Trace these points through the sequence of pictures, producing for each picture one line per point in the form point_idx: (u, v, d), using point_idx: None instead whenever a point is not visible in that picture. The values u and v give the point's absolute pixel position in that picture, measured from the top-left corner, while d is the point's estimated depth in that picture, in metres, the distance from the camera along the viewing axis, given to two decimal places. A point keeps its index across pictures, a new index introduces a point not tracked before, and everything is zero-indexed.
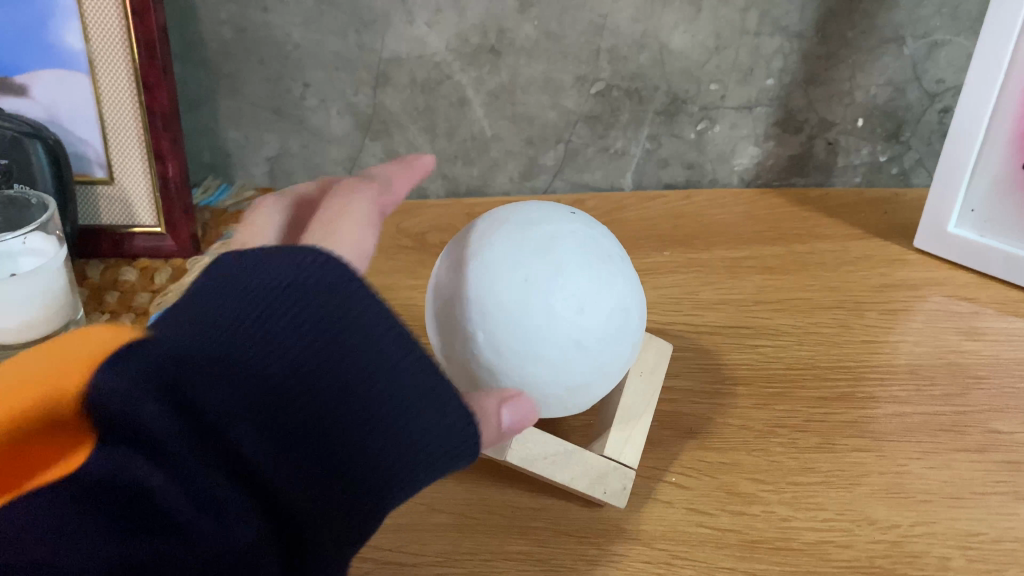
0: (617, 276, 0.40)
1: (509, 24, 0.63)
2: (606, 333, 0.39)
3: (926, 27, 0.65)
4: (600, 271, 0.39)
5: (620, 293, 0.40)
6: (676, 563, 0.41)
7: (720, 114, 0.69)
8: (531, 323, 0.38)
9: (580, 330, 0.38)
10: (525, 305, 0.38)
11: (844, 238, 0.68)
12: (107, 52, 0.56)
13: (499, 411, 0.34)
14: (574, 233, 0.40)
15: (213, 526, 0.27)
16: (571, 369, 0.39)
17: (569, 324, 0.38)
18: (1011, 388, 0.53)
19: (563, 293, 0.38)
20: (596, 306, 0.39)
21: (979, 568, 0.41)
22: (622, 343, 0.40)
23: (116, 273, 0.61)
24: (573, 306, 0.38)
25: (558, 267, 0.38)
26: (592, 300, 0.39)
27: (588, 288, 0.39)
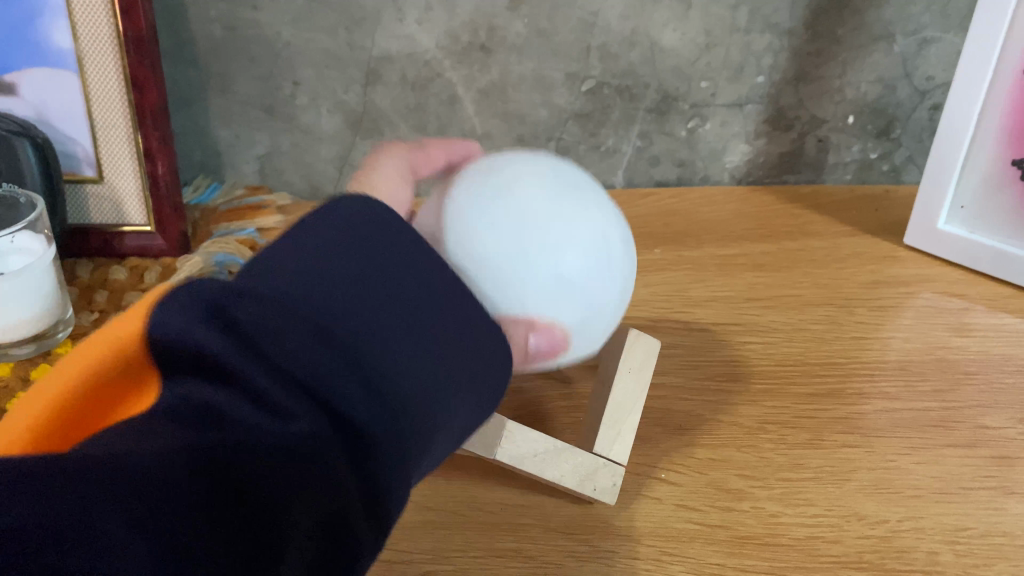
0: (588, 203, 0.38)
1: (500, 22, 0.63)
2: (593, 260, 0.37)
3: (916, 24, 0.65)
4: (570, 200, 0.37)
5: (601, 225, 0.38)
6: (665, 560, 0.41)
7: (711, 112, 0.69)
8: (515, 265, 0.35)
9: (568, 262, 0.36)
10: (502, 247, 0.35)
11: (835, 235, 0.68)
12: (96, 50, 0.55)
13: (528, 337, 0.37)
14: (535, 170, 0.38)
15: (298, 409, 0.27)
16: (558, 304, 0.36)
17: (553, 257, 0.35)
18: (1000, 384, 0.53)
19: (538, 227, 0.36)
20: (579, 236, 0.36)
21: (967, 563, 0.41)
22: (611, 275, 0.38)
23: (105, 272, 0.61)
24: (553, 238, 0.36)
25: (527, 203, 0.36)
26: (570, 229, 0.36)
27: (563, 219, 0.36)
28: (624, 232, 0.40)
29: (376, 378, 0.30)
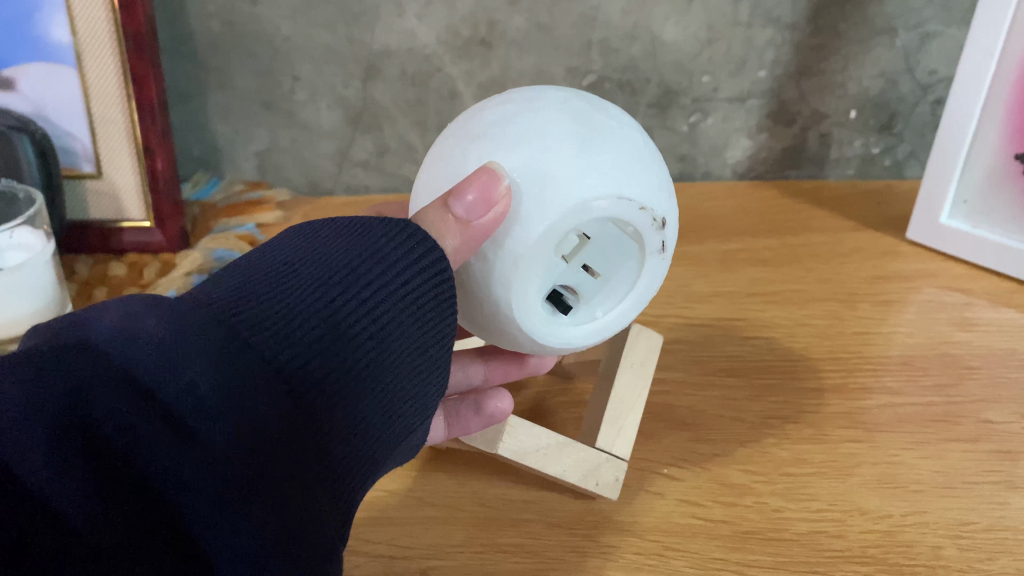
0: (572, 101, 0.36)
1: (500, 16, 0.63)
2: (612, 139, 0.35)
3: (918, 18, 0.65)
4: (561, 107, 0.35)
5: (549, 97, 0.36)
6: (668, 555, 0.41)
7: (713, 106, 0.69)
8: (556, 176, 0.33)
9: (515, 128, 0.35)
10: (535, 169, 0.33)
11: (837, 230, 0.68)
12: (94, 45, 0.55)
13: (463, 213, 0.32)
14: (510, 102, 0.37)
15: (240, 403, 0.26)
16: (530, 163, 0.33)
17: (582, 152, 0.34)
18: (1003, 379, 0.53)
19: (556, 139, 0.34)
20: (521, 107, 0.35)
21: (970, 557, 0.41)
22: (586, 123, 0.35)
23: (103, 268, 0.60)
24: (572, 140, 0.34)
25: (533, 129, 0.34)
26: (578, 126, 0.35)
27: (565, 123, 0.34)
28: (610, 106, 0.37)
29: (322, 358, 0.30)
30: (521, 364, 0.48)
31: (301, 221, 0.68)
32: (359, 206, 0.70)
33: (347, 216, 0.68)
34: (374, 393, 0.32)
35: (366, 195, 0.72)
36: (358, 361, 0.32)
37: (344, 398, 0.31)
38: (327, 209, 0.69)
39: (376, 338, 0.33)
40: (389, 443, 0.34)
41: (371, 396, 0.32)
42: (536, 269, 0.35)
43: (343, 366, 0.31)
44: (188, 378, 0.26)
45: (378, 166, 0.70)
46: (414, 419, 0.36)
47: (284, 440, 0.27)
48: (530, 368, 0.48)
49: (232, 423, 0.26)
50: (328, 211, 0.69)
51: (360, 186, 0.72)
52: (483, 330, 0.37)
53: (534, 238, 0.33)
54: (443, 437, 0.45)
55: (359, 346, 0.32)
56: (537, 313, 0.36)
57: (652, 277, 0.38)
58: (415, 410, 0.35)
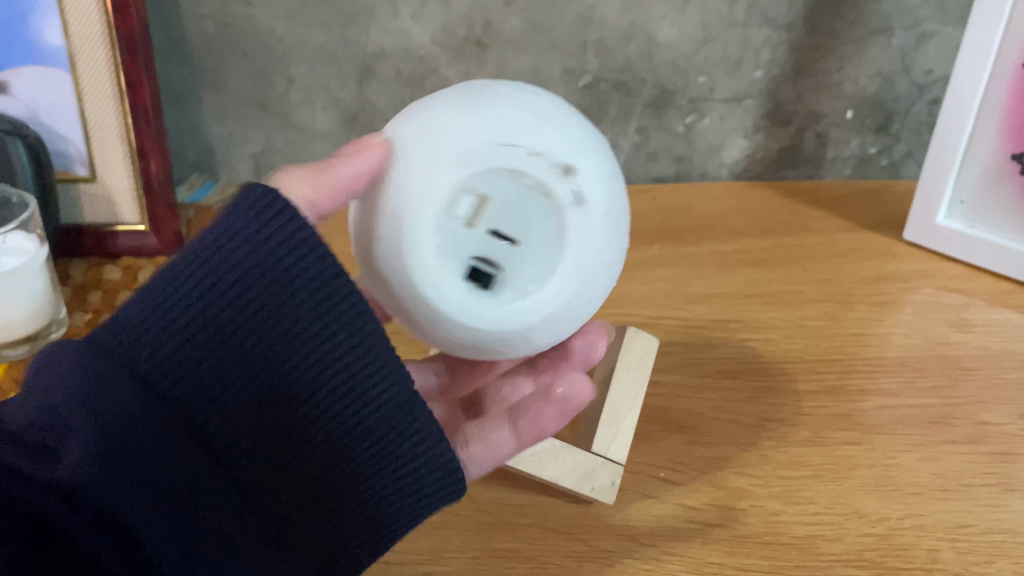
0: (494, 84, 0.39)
1: (495, 17, 0.62)
2: (515, 104, 0.37)
3: (914, 17, 0.65)
4: (479, 88, 0.38)
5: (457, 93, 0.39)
6: (665, 559, 0.41)
7: (709, 107, 0.69)
8: (445, 136, 0.35)
9: (414, 118, 0.38)
10: (430, 132, 0.36)
11: (834, 231, 0.68)
12: (86, 47, 0.55)
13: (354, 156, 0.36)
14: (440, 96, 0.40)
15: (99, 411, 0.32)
16: (413, 141, 0.36)
17: (472, 113, 0.36)
18: (1000, 380, 0.52)
19: (455, 108, 0.36)
20: (420, 103, 0.39)
21: (968, 560, 0.41)
22: (473, 97, 0.37)
23: (98, 272, 0.60)
24: (468, 106, 0.36)
25: (440, 105, 0.37)
26: (480, 98, 0.37)
27: (471, 96, 0.37)
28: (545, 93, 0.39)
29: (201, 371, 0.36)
30: (571, 359, 0.45)
31: None
32: None
33: None
34: (276, 397, 0.37)
35: None
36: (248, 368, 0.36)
37: (229, 404, 0.36)
38: None
39: (278, 345, 0.37)
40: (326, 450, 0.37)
41: (270, 401, 0.37)
42: (435, 229, 0.36)
43: (230, 374, 0.36)
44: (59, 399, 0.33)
45: None
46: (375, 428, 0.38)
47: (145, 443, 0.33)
48: (579, 362, 0.45)
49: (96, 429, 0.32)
50: None
51: None
52: (418, 335, 0.39)
53: (421, 200, 0.35)
54: (515, 447, 0.41)
55: (257, 354, 0.36)
56: (455, 286, 0.36)
57: (607, 236, 0.37)
58: (366, 417, 0.38)
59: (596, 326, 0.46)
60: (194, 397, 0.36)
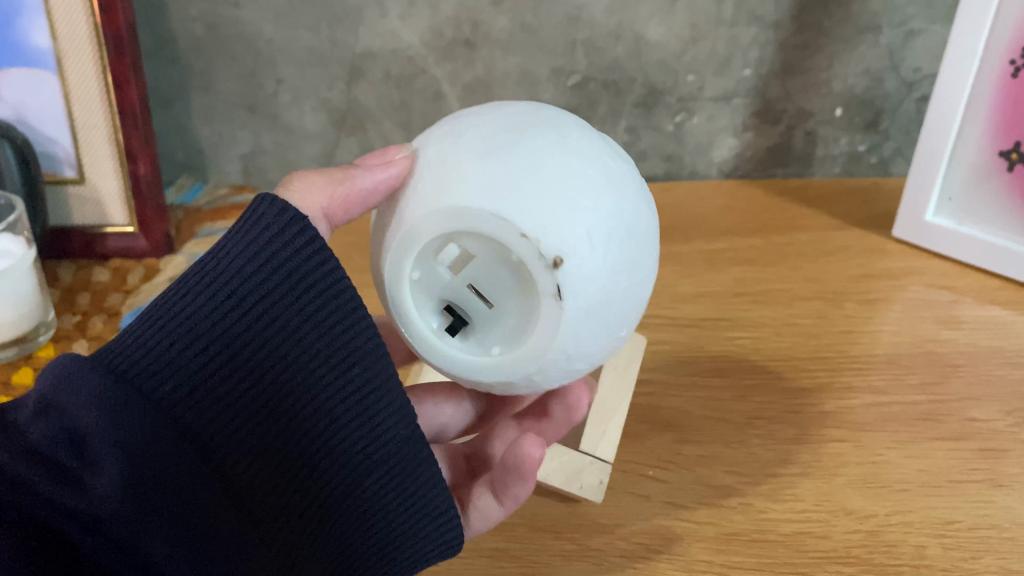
0: (567, 134, 0.34)
1: (484, 17, 0.63)
2: (546, 164, 0.33)
3: (902, 15, 0.65)
4: (538, 130, 0.34)
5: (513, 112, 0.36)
6: (652, 558, 0.41)
7: (698, 106, 0.69)
8: (452, 172, 0.33)
9: (445, 134, 0.35)
10: (445, 162, 0.34)
11: (824, 229, 0.68)
12: (73, 48, 0.55)
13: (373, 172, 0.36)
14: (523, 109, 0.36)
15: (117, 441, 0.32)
16: (430, 173, 0.34)
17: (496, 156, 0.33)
18: (989, 376, 0.53)
19: (485, 143, 0.33)
20: (485, 116, 0.35)
21: (954, 556, 0.41)
22: (509, 135, 0.34)
23: (87, 275, 0.60)
24: (499, 146, 0.33)
25: (485, 129, 0.34)
26: (522, 144, 0.33)
27: (515, 137, 0.34)
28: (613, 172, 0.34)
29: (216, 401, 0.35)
30: (550, 422, 0.45)
31: None
32: None
33: None
34: (289, 431, 0.36)
35: None
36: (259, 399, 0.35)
37: (241, 435, 0.35)
38: None
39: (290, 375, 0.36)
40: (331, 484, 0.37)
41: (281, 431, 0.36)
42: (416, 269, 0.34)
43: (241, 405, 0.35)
44: (81, 420, 0.32)
45: None
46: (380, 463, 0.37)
47: (163, 477, 0.33)
48: (561, 419, 0.45)
49: (119, 467, 0.32)
50: None
51: None
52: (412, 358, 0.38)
53: (407, 242, 0.34)
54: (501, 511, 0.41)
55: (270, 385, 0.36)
56: (424, 326, 0.35)
57: (594, 332, 0.34)
58: (374, 454, 0.37)
59: (579, 382, 0.45)
60: (207, 428, 0.35)
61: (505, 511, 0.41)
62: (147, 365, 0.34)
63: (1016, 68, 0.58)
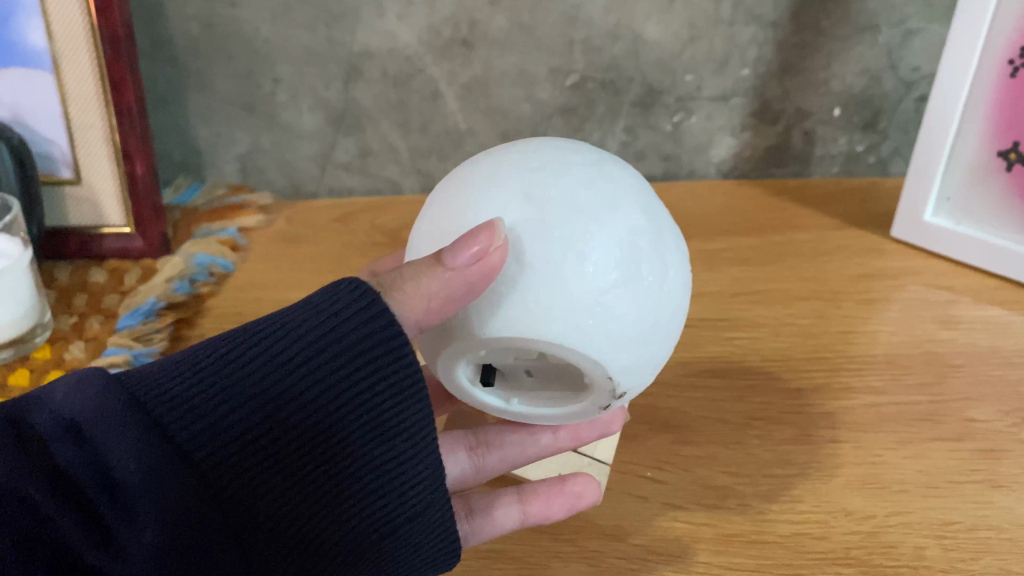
0: (664, 249, 0.34)
1: (481, 17, 0.62)
2: (642, 298, 0.33)
3: (900, 14, 0.65)
4: (641, 245, 0.33)
5: (597, 188, 0.33)
6: (651, 559, 0.41)
7: (696, 105, 0.69)
8: (559, 293, 0.32)
9: (529, 220, 0.32)
10: (553, 274, 0.32)
11: (822, 228, 0.68)
12: (70, 47, 0.55)
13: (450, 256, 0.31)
14: (626, 198, 0.34)
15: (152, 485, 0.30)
16: (517, 282, 0.32)
17: (604, 285, 0.32)
18: (987, 376, 0.53)
19: (598, 264, 0.32)
20: (596, 211, 0.33)
21: (953, 557, 0.41)
22: (602, 245, 0.32)
23: (84, 275, 0.60)
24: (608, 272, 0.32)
25: (597, 239, 0.32)
26: (627, 270, 0.33)
27: (623, 259, 0.32)
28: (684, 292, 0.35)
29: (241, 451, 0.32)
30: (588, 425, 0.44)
31: (284, 225, 0.67)
32: (341, 209, 0.70)
33: (329, 219, 0.68)
34: (317, 484, 0.34)
35: (349, 198, 0.72)
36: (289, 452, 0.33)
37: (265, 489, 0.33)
38: (310, 212, 0.69)
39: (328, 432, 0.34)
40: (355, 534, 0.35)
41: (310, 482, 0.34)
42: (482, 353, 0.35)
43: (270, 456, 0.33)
44: (110, 458, 0.30)
45: (361, 168, 0.70)
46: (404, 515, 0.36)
47: (189, 532, 0.31)
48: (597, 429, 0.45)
49: (152, 518, 0.30)
50: (311, 216, 0.69)
51: (343, 187, 0.71)
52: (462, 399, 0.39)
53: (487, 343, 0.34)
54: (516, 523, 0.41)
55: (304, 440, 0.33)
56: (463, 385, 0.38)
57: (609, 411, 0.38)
58: (404, 505, 0.36)
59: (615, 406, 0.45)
60: (233, 477, 0.32)
61: (523, 522, 0.41)
62: (174, 411, 0.32)
63: (1016, 67, 0.58)
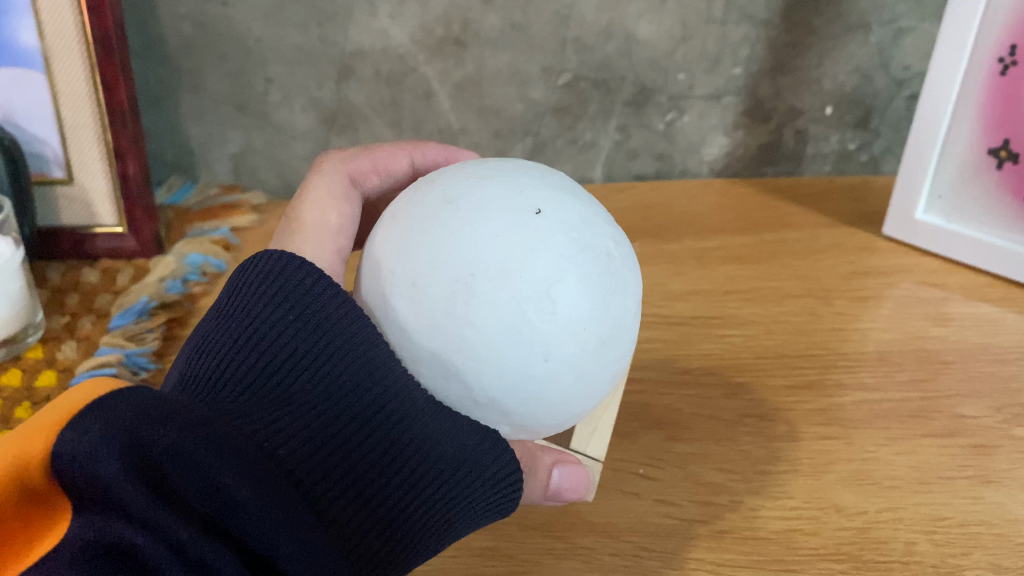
0: (619, 287, 0.34)
1: (474, 16, 0.62)
2: (597, 345, 0.34)
3: (891, 13, 0.65)
4: (600, 292, 0.33)
5: (590, 294, 0.33)
6: (643, 556, 0.41)
7: (689, 104, 0.69)
8: (509, 354, 0.32)
9: (528, 357, 0.32)
10: (505, 335, 0.32)
11: (815, 227, 0.68)
12: (62, 46, 0.55)
13: (551, 468, 0.40)
14: (574, 247, 0.33)
15: (213, 473, 0.27)
16: (509, 409, 0.34)
17: (559, 341, 0.32)
18: (978, 373, 0.53)
19: (551, 323, 0.32)
20: (550, 264, 0.32)
21: (944, 553, 0.41)
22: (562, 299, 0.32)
23: (76, 275, 0.60)
24: (563, 329, 0.32)
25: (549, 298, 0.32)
26: (583, 325, 0.33)
27: (577, 313, 0.33)
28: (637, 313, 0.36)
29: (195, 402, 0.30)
30: None
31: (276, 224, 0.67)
32: None
33: None
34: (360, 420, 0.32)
35: None
36: (309, 411, 0.31)
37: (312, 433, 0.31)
38: None
39: (335, 374, 0.32)
40: (419, 484, 0.32)
41: (351, 438, 0.31)
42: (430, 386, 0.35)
43: (300, 420, 0.31)
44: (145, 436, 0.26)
45: None
46: (454, 460, 0.33)
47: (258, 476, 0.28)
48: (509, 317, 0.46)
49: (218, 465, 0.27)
50: None
51: None
52: None
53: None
54: None
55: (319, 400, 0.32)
56: None
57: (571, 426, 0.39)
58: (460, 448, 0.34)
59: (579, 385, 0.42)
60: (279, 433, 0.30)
61: None
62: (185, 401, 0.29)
63: (1005, 65, 0.58)
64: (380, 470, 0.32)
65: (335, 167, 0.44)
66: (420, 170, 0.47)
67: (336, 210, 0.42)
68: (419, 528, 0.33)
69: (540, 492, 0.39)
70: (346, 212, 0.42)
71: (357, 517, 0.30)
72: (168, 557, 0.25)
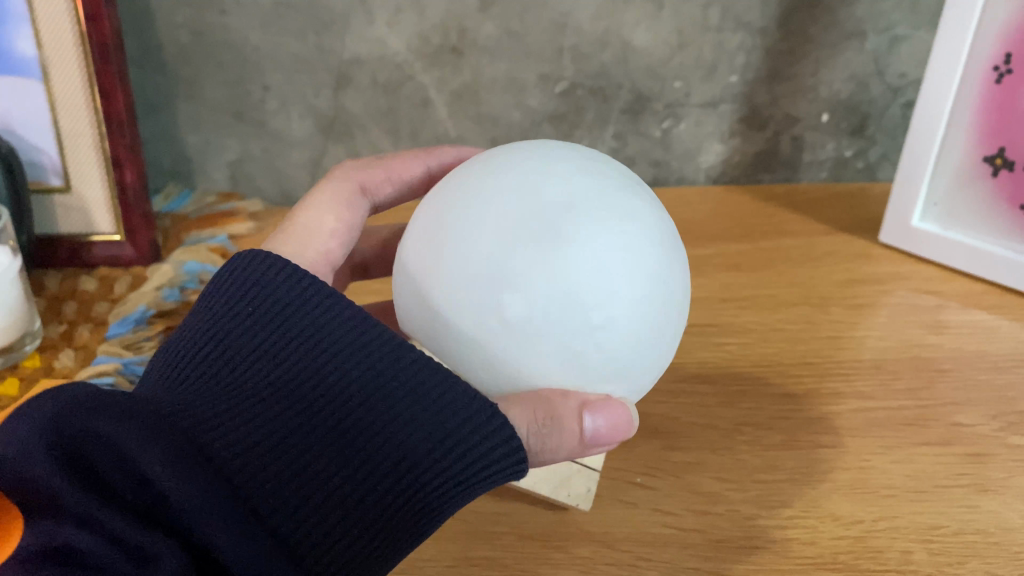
0: (660, 262, 0.34)
1: (470, 24, 0.63)
2: (636, 317, 0.33)
3: (887, 22, 0.65)
4: (638, 260, 0.33)
5: (627, 263, 0.33)
6: (640, 565, 0.41)
7: (685, 111, 0.69)
8: (543, 314, 0.32)
9: (561, 316, 0.32)
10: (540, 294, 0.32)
11: (811, 234, 0.68)
12: (59, 55, 0.55)
13: (580, 414, 0.33)
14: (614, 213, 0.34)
15: (138, 462, 0.30)
16: (546, 378, 0.33)
17: (592, 304, 0.32)
18: (974, 381, 0.53)
19: (583, 286, 0.32)
20: (583, 230, 0.33)
21: (940, 562, 0.41)
22: (594, 264, 0.32)
23: (73, 283, 0.60)
24: (597, 292, 0.32)
25: (582, 260, 0.32)
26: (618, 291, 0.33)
27: (611, 278, 0.33)
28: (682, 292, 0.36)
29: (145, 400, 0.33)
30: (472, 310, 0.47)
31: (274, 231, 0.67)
32: None
33: None
34: (303, 407, 0.33)
35: None
36: (264, 398, 0.33)
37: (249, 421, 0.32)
38: None
39: (290, 361, 0.34)
40: (372, 464, 0.33)
41: (292, 421, 0.33)
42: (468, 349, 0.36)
43: (252, 407, 0.33)
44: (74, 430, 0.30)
45: None
46: (419, 437, 0.33)
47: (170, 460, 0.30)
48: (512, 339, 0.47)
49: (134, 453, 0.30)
50: None
51: None
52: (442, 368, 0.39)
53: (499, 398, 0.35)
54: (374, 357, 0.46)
55: (269, 386, 0.34)
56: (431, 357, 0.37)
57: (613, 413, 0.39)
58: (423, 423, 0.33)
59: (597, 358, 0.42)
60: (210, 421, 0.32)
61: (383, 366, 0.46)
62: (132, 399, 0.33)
63: (1001, 73, 0.58)
64: (323, 452, 0.33)
65: (346, 175, 0.45)
66: (433, 174, 0.47)
67: (334, 215, 0.43)
68: (385, 512, 0.33)
69: (569, 438, 0.33)
70: (344, 217, 0.43)
71: (291, 501, 0.32)
72: (101, 545, 0.28)
